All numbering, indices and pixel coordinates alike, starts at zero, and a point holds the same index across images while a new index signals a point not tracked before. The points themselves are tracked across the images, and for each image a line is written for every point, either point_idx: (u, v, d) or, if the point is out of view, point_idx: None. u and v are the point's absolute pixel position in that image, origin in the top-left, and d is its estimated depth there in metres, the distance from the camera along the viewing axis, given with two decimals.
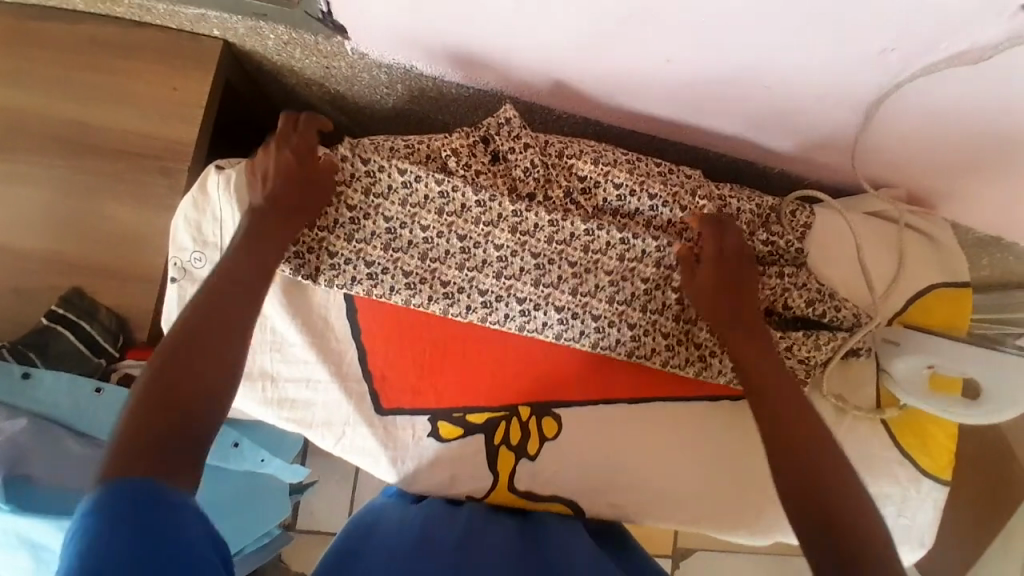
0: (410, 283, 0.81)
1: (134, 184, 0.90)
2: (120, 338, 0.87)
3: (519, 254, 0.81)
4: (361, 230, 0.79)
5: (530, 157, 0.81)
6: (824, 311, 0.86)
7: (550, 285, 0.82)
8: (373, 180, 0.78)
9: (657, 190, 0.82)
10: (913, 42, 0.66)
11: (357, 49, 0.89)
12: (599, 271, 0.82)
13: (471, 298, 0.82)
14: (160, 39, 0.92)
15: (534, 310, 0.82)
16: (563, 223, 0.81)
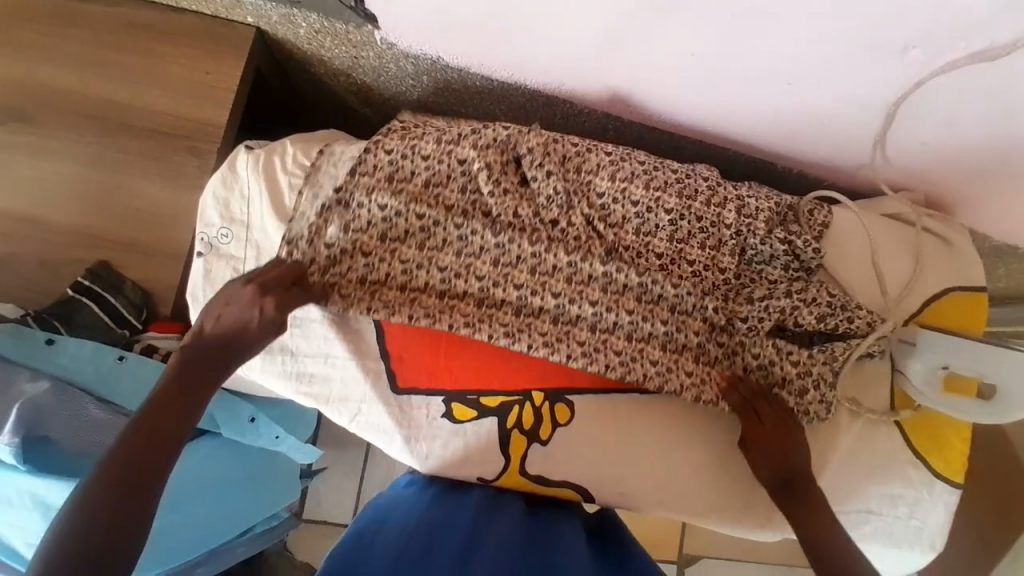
0: (428, 315, 0.81)
1: (163, 162, 0.92)
2: (144, 312, 0.90)
3: (539, 294, 0.82)
4: (375, 274, 0.81)
5: (552, 185, 0.82)
6: (836, 325, 0.83)
7: (569, 322, 0.83)
8: (390, 226, 0.81)
9: (673, 205, 0.83)
10: (932, 42, 0.66)
11: (387, 39, 0.91)
12: (621, 310, 0.83)
13: (493, 330, 0.82)
14: (195, 25, 0.95)
15: (555, 347, 0.82)
16: (580, 265, 0.82)
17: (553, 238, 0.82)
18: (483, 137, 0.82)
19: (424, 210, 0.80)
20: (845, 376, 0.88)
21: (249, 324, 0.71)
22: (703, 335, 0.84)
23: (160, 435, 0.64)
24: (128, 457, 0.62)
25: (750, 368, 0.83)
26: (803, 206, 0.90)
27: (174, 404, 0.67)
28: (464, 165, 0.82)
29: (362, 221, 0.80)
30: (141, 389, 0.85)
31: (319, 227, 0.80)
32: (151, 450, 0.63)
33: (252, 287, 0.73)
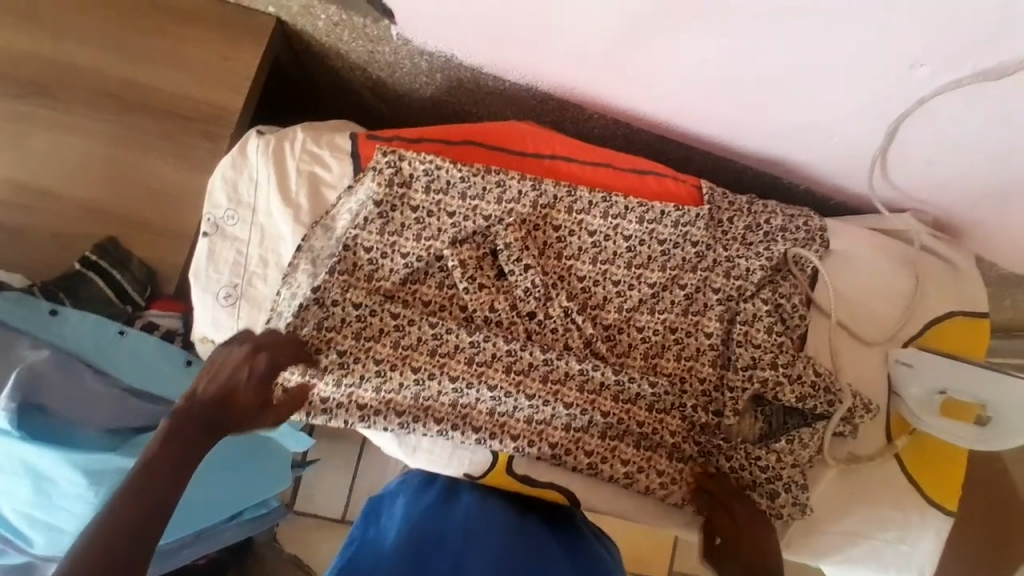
0: (403, 422, 0.80)
1: (177, 144, 0.94)
2: (147, 289, 0.91)
3: (513, 393, 0.81)
4: (351, 374, 0.79)
5: (529, 279, 0.83)
6: (816, 406, 0.83)
7: (543, 422, 0.82)
8: (365, 324, 0.80)
9: (655, 277, 0.86)
10: (939, 57, 0.67)
11: (402, 35, 0.92)
12: (596, 412, 0.82)
13: (464, 434, 0.81)
14: (217, 11, 0.97)
15: (528, 447, 0.82)
16: (555, 362, 0.82)
17: (530, 332, 0.84)
18: (462, 232, 0.82)
19: (399, 309, 0.80)
20: (830, 439, 0.88)
21: (240, 383, 0.70)
22: (675, 434, 0.85)
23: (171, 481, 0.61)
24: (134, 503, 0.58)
25: (724, 468, 0.85)
26: (796, 249, 0.87)
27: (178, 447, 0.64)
28: (449, 250, 0.81)
29: (336, 320, 0.79)
30: (141, 364, 0.86)
31: (294, 327, 0.77)
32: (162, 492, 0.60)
33: (247, 347, 0.73)
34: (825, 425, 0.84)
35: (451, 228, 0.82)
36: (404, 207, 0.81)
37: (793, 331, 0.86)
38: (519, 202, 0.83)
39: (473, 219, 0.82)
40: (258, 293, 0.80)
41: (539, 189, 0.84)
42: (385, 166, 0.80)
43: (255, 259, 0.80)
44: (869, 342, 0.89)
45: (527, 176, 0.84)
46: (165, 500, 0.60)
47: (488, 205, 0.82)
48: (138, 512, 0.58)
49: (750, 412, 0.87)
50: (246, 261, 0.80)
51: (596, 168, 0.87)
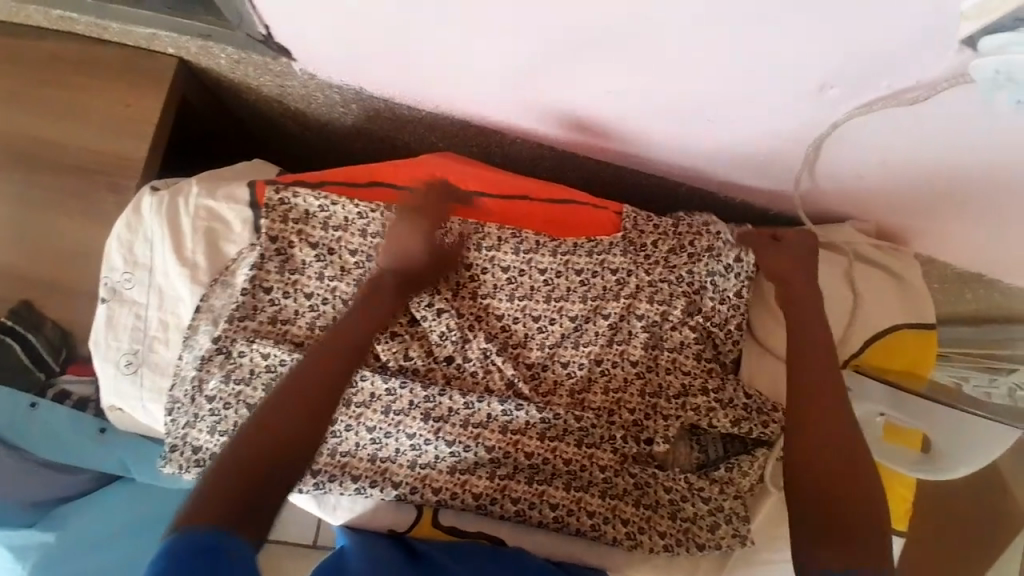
0: (318, 482, 0.78)
1: (86, 200, 0.90)
2: (63, 352, 0.88)
3: (432, 441, 0.79)
4: None
5: (444, 323, 0.79)
6: (752, 430, 0.80)
7: (467, 470, 0.80)
8: (274, 374, 0.75)
9: (576, 309, 0.82)
10: (850, 80, 0.62)
11: (306, 70, 0.88)
12: (520, 454, 0.80)
13: (383, 492, 0.79)
14: (116, 57, 0.92)
15: (451, 499, 0.79)
16: (476, 405, 0.79)
17: (448, 377, 0.80)
18: (368, 278, 0.78)
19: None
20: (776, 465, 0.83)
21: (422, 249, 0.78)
22: (607, 470, 0.81)
23: (287, 421, 0.67)
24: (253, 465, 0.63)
25: (662, 500, 0.81)
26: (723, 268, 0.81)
27: (293, 388, 0.69)
28: (363, 298, 0.78)
29: (245, 371, 0.75)
30: (54, 439, 0.84)
31: (201, 381, 0.75)
32: (262, 452, 0.64)
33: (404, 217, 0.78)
34: (765, 451, 0.81)
35: (355, 267, 0.79)
36: (301, 243, 0.78)
37: (724, 358, 0.83)
38: None
39: (379, 260, 0.79)
40: (161, 360, 0.77)
41: (444, 227, 0.81)
42: (278, 203, 0.78)
43: (156, 323, 0.78)
44: None
45: None
46: (262, 455, 0.64)
47: None
48: (247, 465, 0.63)
49: (685, 439, 0.83)
50: (146, 325, 0.78)
51: (509, 202, 0.84)
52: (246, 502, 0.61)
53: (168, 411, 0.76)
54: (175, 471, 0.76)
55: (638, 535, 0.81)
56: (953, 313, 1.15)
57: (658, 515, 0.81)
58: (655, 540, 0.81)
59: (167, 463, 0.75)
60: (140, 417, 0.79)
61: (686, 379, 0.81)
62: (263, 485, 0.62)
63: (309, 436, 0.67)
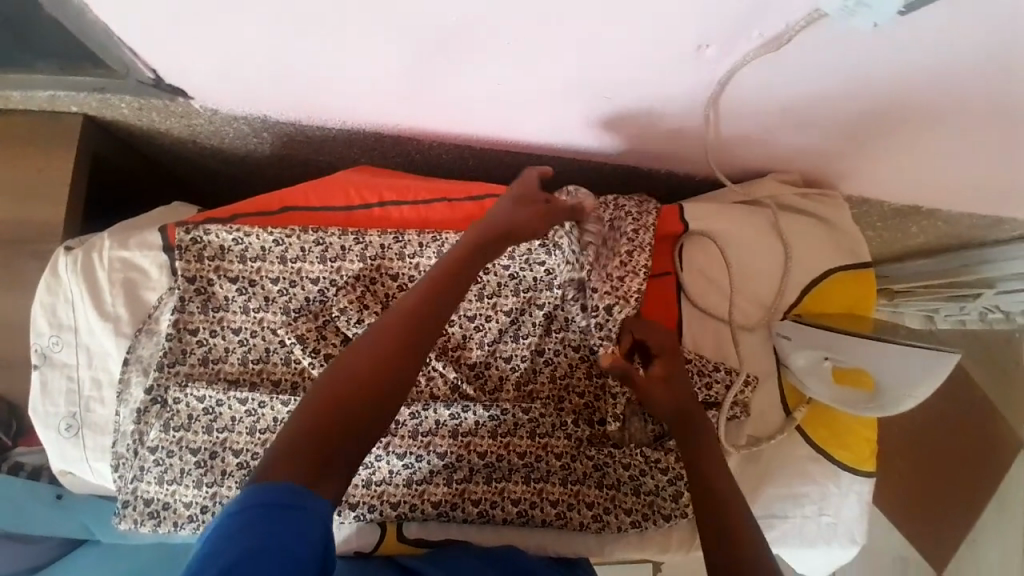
0: None
1: (11, 270, 0.90)
2: (13, 427, 0.89)
3: (383, 457, 0.78)
4: (210, 472, 0.75)
5: None
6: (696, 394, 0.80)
7: (423, 480, 0.79)
8: (214, 415, 0.76)
9: (510, 305, 0.81)
10: (719, 36, 0.61)
11: (207, 106, 0.87)
12: (473, 454, 0.79)
13: (344, 514, 0.79)
14: (18, 122, 0.91)
15: (411, 511, 0.79)
16: (422, 413, 0.79)
17: None
18: (294, 307, 0.79)
19: (246, 394, 0.76)
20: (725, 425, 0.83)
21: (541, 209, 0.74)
22: (562, 458, 0.81)
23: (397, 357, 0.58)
24: (333, 419, 0.54)
25: (623, 477, 0.81)
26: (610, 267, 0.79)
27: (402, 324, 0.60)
28: (290, 326, 0.78)
29: (183, 417, 0.75)
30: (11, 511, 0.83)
31: (141, 433, 0.75)
32: (372, 393, 0.56)
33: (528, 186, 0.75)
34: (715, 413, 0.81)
35: (279, 296, 0.79)
36: (220, 280, 0.78)
37: None
38: (345, 259, 0.79)
39: (301, 285, 0.79)
40: (100, 418, 0.77)
41: (362, 241, 0.80)
42: (190, 243, 0.77)
43: (88, 381, 0.78)
44: (748, 324, 0.86)
45: (348, 230, 0.80)
46: (370, 396, 0.56)
47: (312, 266, 0.79)
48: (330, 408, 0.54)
49: (637, 414, 0.82)
50: (79, 386, 0.77)
51: (426, 207, 0.83)
52: (327, 456, 0.52)
53: (113, 467, 0.76)
54: (130, 525, 0.76)
55: (605, 516, 0.81)
56: (903, 247, 1.14)
57: (622, 494, 0.82)
58: (621, 519, 0.81)
59: (121, 519, 0.75)
60: (90, 477, 0.79)
61: None
62: (348, 439, 0.53)
63: (401, 377, 0.58)
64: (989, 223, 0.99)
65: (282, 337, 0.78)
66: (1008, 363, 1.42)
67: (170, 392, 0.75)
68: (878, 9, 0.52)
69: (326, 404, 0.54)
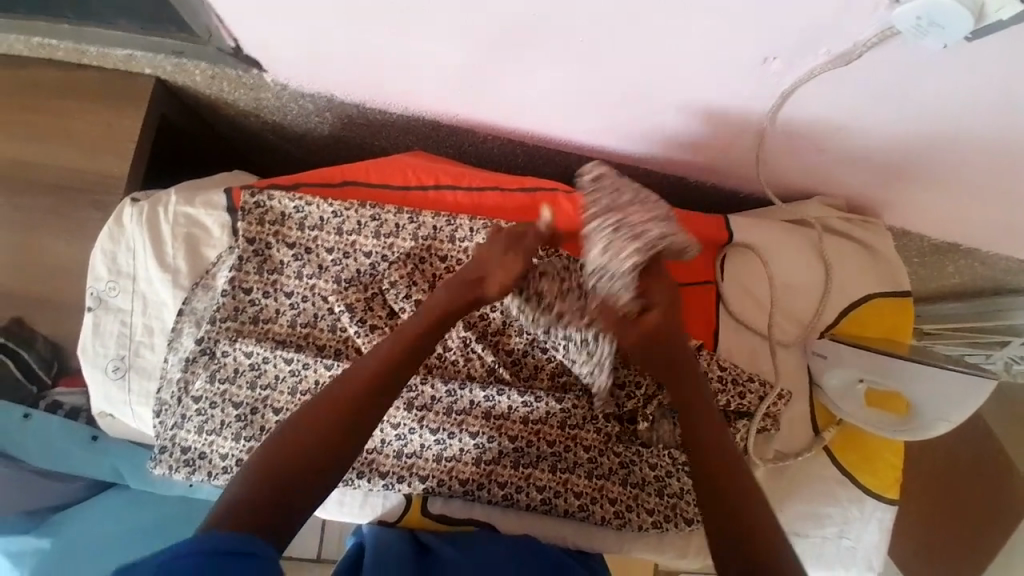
0: None
1: (71, 219, 0.93)
2: (54, 366, 0.92)
3: (417, 430, 0.80)
4: (250, 427, 0.77)
5: None
6: (729, 402, 0.81)
7: (453, 457, 0.81)
8: (258, 372, 0.78)
9: None
10: (790, 49, 0.63)
11: (278, 80, 0.90)
12: (504, 437, 0.80)
13: (371, 482, 0.80)
14: (97, 79, 0.95)
15: (439, 486, 0.81)
16: (458, 393, 0.80)
17: (430, 367, 0.81)
18: (345, 277, 0.81)
19: (292, 355, 0.78)
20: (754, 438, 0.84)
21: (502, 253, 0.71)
22: (590, 450, 0.82)
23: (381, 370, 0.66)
24: (320, 433, 0.62)
25: (648, 477, 0.82)
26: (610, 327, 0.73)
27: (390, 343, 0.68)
28: (339, 295, 0.80)
29: (229, 370, 0.78)
30: (45, 447, 0.87)
31: (187, 382, 0.77)
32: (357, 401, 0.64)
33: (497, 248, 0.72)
34: (746, 421, 0.82)
35: (332, 265, 0.81)
36: (279, 244, 0.80)
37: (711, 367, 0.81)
38: (399, 236, 0.82)
39: (354, 257, 0.81)
40: (148, 363, 0.79)
41: (417, 221, 0.82)
42: (254, 206, 0.80)
43: (140, 328, 0.80)
44: (784, 339, 0.87)
45: (404, 209, 0.83)
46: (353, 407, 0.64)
47: (367, 240, 0.81)
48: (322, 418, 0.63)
49: (667, 417, 0.82)
50: (131, 331, 0.80)
51: (480, 194, 0.86)
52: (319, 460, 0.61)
53: (156, 414, 0.78)
54: (164, 472, 0.77)
55: (627, 513, 0.82)
56: (936, 288, 1.15)
57: (645, 493, 0.82)
58: (643, 518, 0.81)
59: (156, 464, 0.77)
60: (130, 421, 0.81)
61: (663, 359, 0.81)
62: (345, 444, 0.63)
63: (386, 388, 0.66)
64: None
65: (331, 306, 0.80)
66: None
67: (220, 345, 0.77)
68: (949, 31, 0.53)
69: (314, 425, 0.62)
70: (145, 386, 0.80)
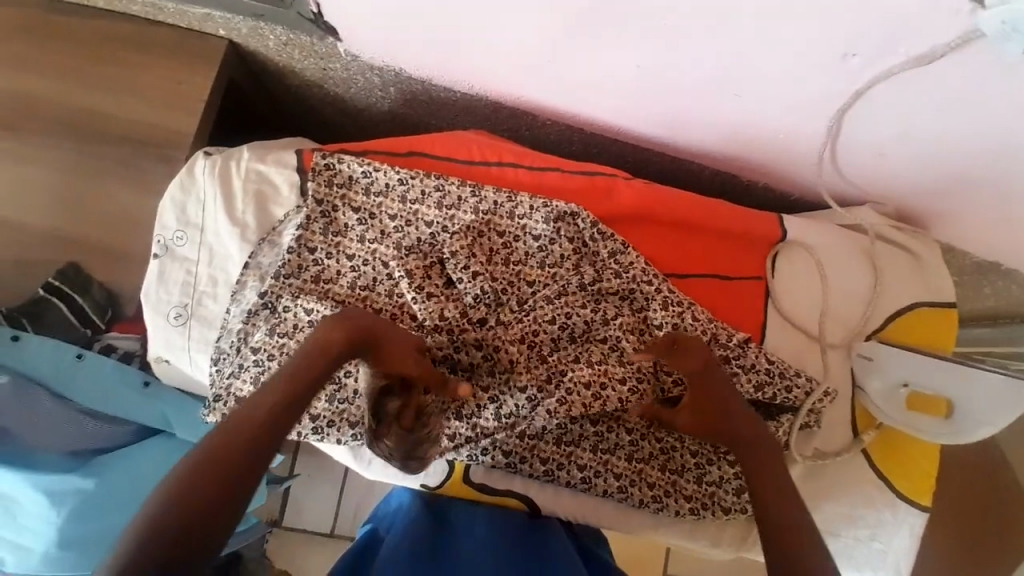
0: (356, 434, 0.81)
1: (137, 170, 0.95)
2: (108, 312, 0.93)
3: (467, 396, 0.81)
4: None
5: (479, 286, 0.82)
6: (775, 395, 0.82)
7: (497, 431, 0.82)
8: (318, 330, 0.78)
9: (613, 284, 0.84)
10: (869, 47, 0.65)
11: (351, 51, 0.92)
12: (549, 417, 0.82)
13: None
14: (171, 37, 0.97)
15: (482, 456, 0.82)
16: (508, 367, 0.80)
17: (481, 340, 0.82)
18: (406, 245, 0.82)
19: None
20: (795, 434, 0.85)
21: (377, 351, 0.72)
22: (632, 434, 0.83)
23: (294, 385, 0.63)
24: (261, 420, 0.59)
25: (688, 464, 0.83)
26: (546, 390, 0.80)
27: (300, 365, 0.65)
28: (400, 261, 0.82)
29: (289, 325, 0.78)
30: (97, 391, 0.90)
31: (246, 334, 0.79)
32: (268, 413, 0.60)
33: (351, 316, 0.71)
34: (790, 417, 0.83)
35: (395, 231, 0.83)
36: (345, 208, 0.82)
37: (756, 364, 0.82)
38: (460, 208, 0.83)
39: (416, 225, 0.83)
40: (209, 313, 0.81)
41: (479, 195, 0.84)
42: (324, 168, 0.82)
43: (205, 278, 0.82)
44: (833, 340, 0.87)
45: (467, 183, 0.84)
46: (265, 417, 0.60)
47: (428, 210, 0.83)
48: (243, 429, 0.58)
49: None
50: (196, 280, 0.82)
51: (541, 173, 0.87)
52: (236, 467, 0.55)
53: (213, 362, 0.80)
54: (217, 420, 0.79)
55: (665, 498, 0.83)
56: (970, 310, 1.17)
57: (684, 480, 0.83)
58: (680, 504, 0.83)
59: (211, 413, 0.78)
60: (187, 369, 0.83)
61: (713, 351, 0.83)
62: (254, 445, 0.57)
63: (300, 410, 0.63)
64: None
65: (391, 272, 0.82)
66: None
67: (281, 301, 0.78)
68: None
69: (253, 418, 0.59)
70: (206, 334, 0.81)
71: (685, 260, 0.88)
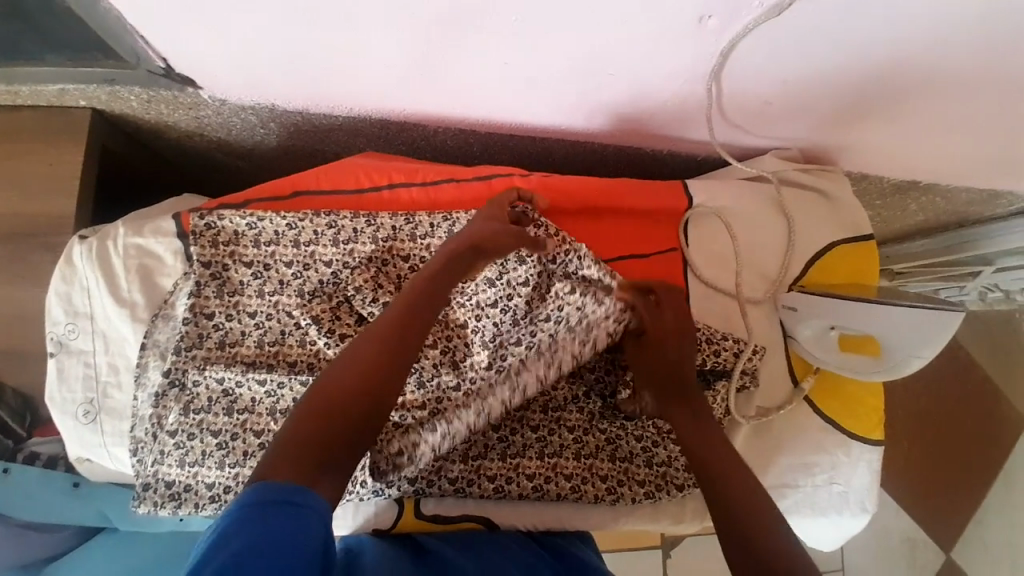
0: None
1: (23, 264, 0.90)
2: (26, 417, 0.90)
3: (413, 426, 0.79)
4: (232, 453, 0.76)
5: None
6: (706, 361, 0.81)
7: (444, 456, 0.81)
8: (233, 397, 0.78)
9: None
10: (724, 6, 0.62)
11: (215, 96, 0.88)
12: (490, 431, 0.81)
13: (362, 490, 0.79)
14: (31, 119, 0.91)
15: (429, 487, 0.81)
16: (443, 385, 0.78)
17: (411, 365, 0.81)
18: (308, 291, 0.79)
19: (265, 375, 0.77)
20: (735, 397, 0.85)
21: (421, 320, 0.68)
22: (575, 430, 0.83)
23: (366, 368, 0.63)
24: (337, 408, 0.59)
25: (635, 450, 0.84)
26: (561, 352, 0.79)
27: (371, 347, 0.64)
28: (304, 308, 0.79)
29: (203, 400, 0.77)
30: (29, 502, 0.86)
31: (159, 417, 0.76)
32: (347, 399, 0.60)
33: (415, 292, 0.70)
34: (726, 382, 0.82)
35: (293, 278, 0.79)
36: (236, 265, 0.79)
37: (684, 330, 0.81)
38: (358, 241, 0.80)
39: (315, 267, 0.80)
40: (118, 403, 0.79)
41: (374, 223, 0.80)
42: (205, 228, 0.78)
43: (105, 367, 0.79)
44: (754, 297, 0.87)
45: (360, 213, 0.81)
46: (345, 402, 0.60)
47: (325, 249, 0.80)
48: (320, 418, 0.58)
49: None
50: (97, 372, 0.79)
51: (435, 187, 0.84)
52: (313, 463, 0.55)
53: (133, 452, 0.77)
54: (150, 508, 0.77)
55: (618, 488, 0.82)
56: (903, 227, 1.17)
57: (634, 467, 0.83)
58: (635, 491, 0.83)
59: (143, 503, 0.76)
60: (110, 463, 0.81)
61: None
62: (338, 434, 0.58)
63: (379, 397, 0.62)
64: (987, 198, 1.00)
65: (296, 321, 0.79)
66: (1001, 333, 1.46)
67: (189, 377, 0.76)
68: None
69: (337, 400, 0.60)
70: (121, 426, 0.79)
71: (595, 246, 0.86)
